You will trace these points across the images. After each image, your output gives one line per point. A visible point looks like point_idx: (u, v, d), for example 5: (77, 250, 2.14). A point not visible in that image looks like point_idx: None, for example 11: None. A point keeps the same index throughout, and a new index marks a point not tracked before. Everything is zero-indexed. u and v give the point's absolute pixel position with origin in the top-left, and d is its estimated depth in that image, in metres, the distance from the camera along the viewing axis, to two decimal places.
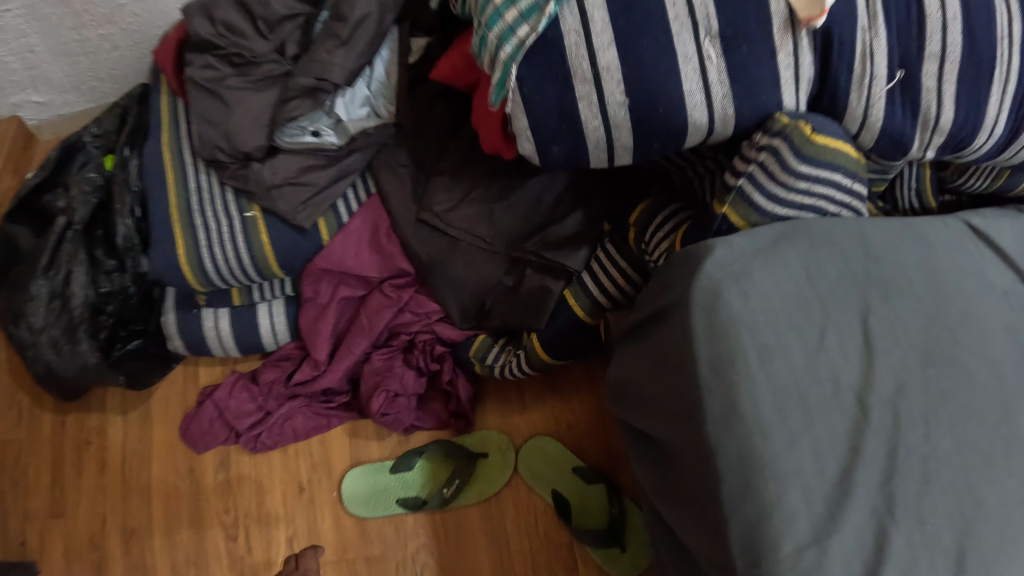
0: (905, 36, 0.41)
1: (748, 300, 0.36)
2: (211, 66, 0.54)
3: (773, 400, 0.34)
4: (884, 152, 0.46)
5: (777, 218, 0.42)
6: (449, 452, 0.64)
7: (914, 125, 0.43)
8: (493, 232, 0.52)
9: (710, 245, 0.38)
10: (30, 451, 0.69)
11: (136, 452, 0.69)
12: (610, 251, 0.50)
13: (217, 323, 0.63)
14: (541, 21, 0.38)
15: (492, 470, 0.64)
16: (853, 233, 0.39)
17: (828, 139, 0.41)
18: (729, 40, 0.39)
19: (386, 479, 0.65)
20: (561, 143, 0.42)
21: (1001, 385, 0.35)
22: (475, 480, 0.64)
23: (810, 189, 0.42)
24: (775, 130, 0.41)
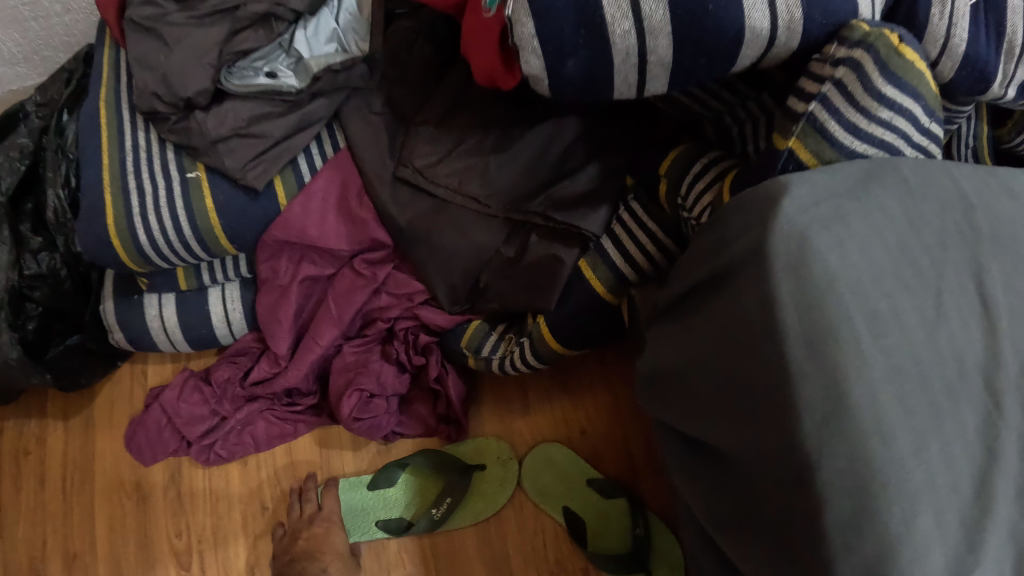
0: None
1: (845, 252, 0.26)
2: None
3: (893, 387, 0.25)
4: (959, 91, 0.37)
5: (856, 156, 0.32)
6: (438, 461, 0.54)
7: (1000, 51, 0.36)
8: (487, 190, 0.42)
9: (786, 181, 0.28)
10: None
11: (76, 466, 0.59)
12: (633, 213, 0.40)
13: (161, 311, 0.53)
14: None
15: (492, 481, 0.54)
16: (961, 166, 0.29)
17: (914, 60, 0.32)
18: None
19: (366, 499, 0.54)
20: (578, 57, 0.32)
21: None
22: (473, 493, 0.53)
23: (892, 121, 0.32)
24: (855, 39, 0.32)
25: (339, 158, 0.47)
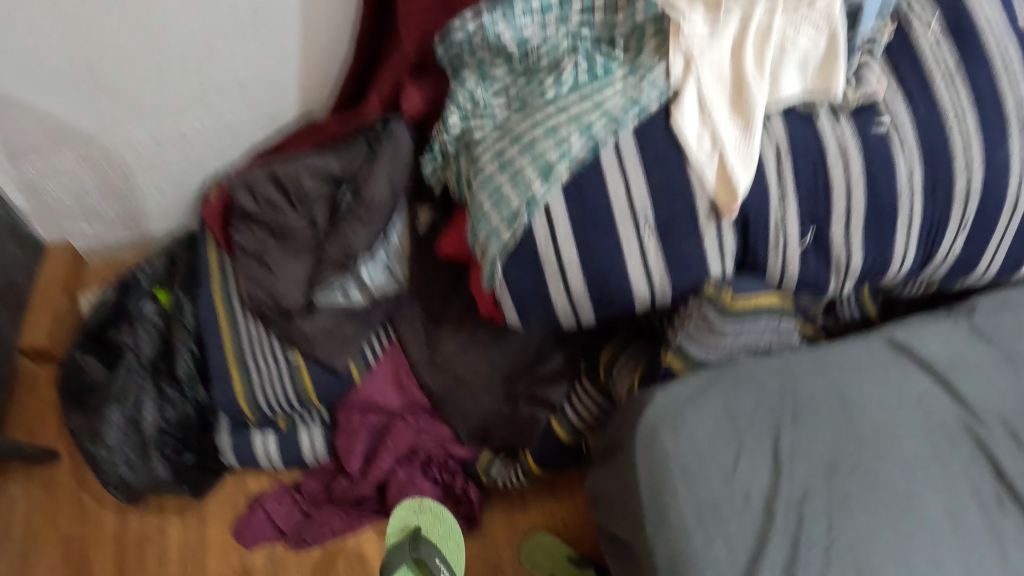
0: (814, 202, 0.57)
1: (680, 435, 0.52)
2: (256, 237, 0.69)
3: (703, 500, 0.49)
4: (807, 287, 0.61)
5: (708, 360, 0.58)
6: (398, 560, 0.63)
7: (829, 271, 0.60)
8: (492, 370, 0.68)
9: (655, 394, 0.55)
10: (92, 547, 0.81)
11: (190, 546, 0.81)
12: (580, 392, 0.67)
13: (265, 442, 0.76)
14: (516, 228, 0.55)
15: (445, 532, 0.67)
16: (774, 374, 0.55)
17: (744, 301, 0.56)
18: (658, 226, 0.54)
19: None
20: (535, 310, 0.58)
21: (870, 486, 0.49)
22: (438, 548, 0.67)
23: (734, 337, 0.57)
24: (703, 297, 0.56)
25: (392, 350, 0.71)
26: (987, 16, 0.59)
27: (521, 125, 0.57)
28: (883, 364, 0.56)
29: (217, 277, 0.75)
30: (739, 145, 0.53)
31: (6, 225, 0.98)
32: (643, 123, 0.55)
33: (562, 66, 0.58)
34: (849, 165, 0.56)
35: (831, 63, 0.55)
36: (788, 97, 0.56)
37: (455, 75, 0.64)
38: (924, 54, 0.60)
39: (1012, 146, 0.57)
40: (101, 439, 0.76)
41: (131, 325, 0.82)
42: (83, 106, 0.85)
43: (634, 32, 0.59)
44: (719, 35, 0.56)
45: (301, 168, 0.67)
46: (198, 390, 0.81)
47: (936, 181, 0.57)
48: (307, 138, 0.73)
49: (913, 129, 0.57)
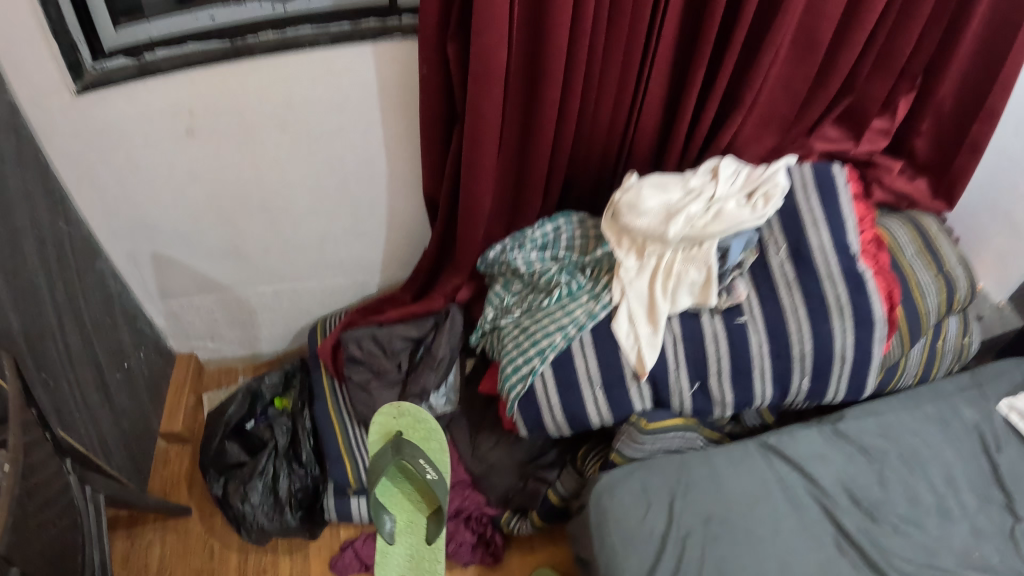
0: (698, 367, 1.03)
1: (622, 500, 1.00)
2: (364, 374, 1.20)
3: (628, 534, 0.97)
4: (704, 410, 1.06)
5: (639, 456, 1.07)
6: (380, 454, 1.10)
7: (712, 404, 1.05)
8: (512, 460, 1.19)
9: (608, 480, 1.02)
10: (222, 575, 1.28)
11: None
12: (562, 476, 1.16)
13: (360, 502, 1.26)
14: (527, 382, 1.06)
15: (417, 425, 1.13)
16: (678, 471, 1.03)
17: (655, 424, 1.05)
18: (603, 384, 1.04)
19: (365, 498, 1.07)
20: (533, 426, 1.08)
21: (729, 525, 0.97)
22: (411, 437, 1.14)
23: (653, 443, 1.05)
24: (632, 422, 1.06)
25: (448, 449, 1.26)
26: (818, 247, 1.03)
27: (534, 329, 1.08)
28: (740, 463, 1.06)
29: (330, 396, 1.30)
30: (648, 339, 1.02)
31: (157, 343, 1.45)
32: (596, 325, 1.06)
33: (555, 287, 1.11)
34: (717, 345, 1.02)
35: (706, 288, 1.01)
36: (681, 308, 1.03)
37: (497, 285, 1.20)
38: (776, 272, 1.04)
39: (833, 326, 0.99)
40: (248, 499, 1.21)
41: (269, 425, 1.31)
42: (234, 270, 1.35)
43: (597, 264, 1.12)
44: (642, 268, 1.06)
45: (394, 334, 1.20)
46: (312, 467, 1.26)
47: (782, 350, 1.01)
48: (396, 312, 1.26)
49: (762, 322, 1.02)
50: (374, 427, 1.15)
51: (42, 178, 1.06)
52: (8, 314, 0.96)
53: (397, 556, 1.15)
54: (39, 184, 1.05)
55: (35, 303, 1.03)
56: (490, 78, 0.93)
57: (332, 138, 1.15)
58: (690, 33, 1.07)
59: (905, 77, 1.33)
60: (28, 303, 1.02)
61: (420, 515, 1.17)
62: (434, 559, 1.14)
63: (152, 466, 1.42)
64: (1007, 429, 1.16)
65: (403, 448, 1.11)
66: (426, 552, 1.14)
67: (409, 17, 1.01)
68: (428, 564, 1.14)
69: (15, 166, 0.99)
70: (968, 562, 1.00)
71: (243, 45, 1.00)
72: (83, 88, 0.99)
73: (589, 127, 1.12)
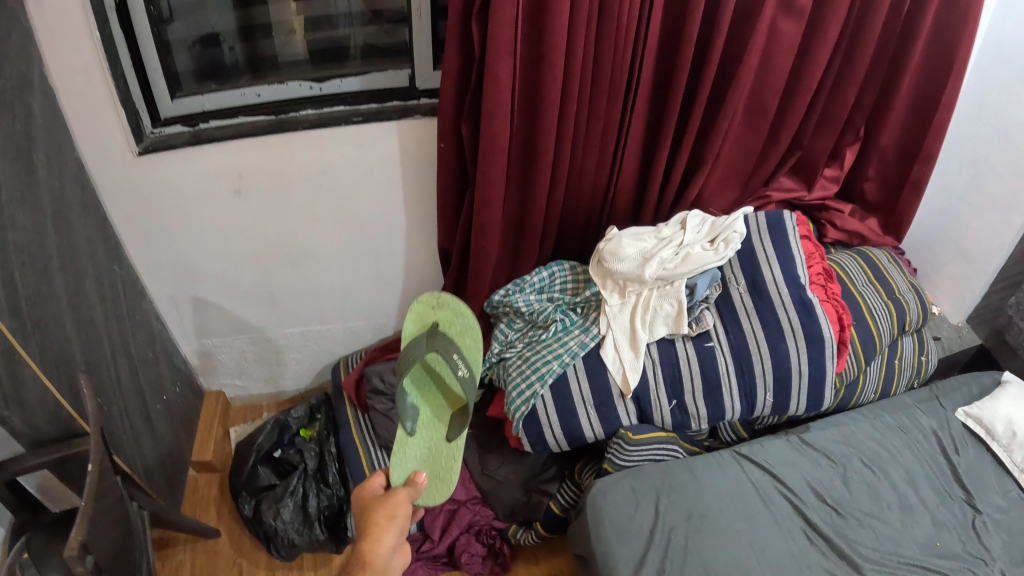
0: (675, 386, 1.22)
1: (616, 499, 1.16)
2: (385, 403, 1.45)
3: (622, 529, 1.13)
4: (683, 424, 1.24)
5: (625, 464, 1.22)
6: (417, 341, 1.15)
7: (690, 418, 1.23)
8: (519, 476, 1.36)
9: (602, 482, 1.19)
10: None
11: None
12: (563, 488, 1.31)
13: None
14: (529, 403, 1.23)
15: (456, 320, 1.20)
16: (663, 475, 1.19)
17: (639, 435, 1.21)
18: (594, 403, 1.22)
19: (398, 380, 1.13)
20: (536, 441, 1.25)
21: (708, 521, 1.13)
22: (448, 329, 1.20)
23: (636, 454, 1.21)
24: (620, 435, 1.21)
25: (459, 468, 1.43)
26: (772, 282, 1.24)
27: (534, 358, 1.26)
28: (717, 467, 1.23)
29: (355, 425, 1.50)
30: (631, 362, 1.22)
31: (190, 380, 1.65)
32: (587, 353, 1.25)
33: (551, 322, 1.31)
34: (691, 366, 1.21)
35: (678, 318, 1.21)
36: (659, 336, 1.23)
37: (502, 323, 1.38)
38: (738, 304, 1.25)
39: (789, 344, 1.19)
40: (280, 516, 1.40)
41: (299, 451, 1.50)
42: (263, 312, 1.59)
43: (586, 303, 1.32)
44: (626, 303, 1.26)
45: None
46: (337, 487, 1.44)
47: (746, 368, 1.20)
48: None
49: (729, 346, 1.22)
50: (412, 315, 1.22)
51: (101, 227, 1.30)
52: (69, 331, 1.17)
53: (415, 450, 1.20)
54: (99, 230, 1.29)
55: (93, 335, 1.24)
56: (497, 149, 1.19)
57: (356, 196, 1.42)
58: (656, 110, 1.32)
59: (849, 130, 1.53)
60: (90, 333, 1.23)
61: (443, 411, 1.23)
62: (453, 457, 1.20)
63: (184, 491, 1.59)
64: (962, 433, 1.35)
65: (438, 340, 1.16)
66: (445, 449, 1.21)
67: (424, 100, 1.33)
68: (444, 463, 1.20)
69: (82, 215, 1.23)
70: (929, 551, 1.16)
71: (287, 118, 1.29)
72: (143, 149, 1.24)
73: (579, 186, 1.36)
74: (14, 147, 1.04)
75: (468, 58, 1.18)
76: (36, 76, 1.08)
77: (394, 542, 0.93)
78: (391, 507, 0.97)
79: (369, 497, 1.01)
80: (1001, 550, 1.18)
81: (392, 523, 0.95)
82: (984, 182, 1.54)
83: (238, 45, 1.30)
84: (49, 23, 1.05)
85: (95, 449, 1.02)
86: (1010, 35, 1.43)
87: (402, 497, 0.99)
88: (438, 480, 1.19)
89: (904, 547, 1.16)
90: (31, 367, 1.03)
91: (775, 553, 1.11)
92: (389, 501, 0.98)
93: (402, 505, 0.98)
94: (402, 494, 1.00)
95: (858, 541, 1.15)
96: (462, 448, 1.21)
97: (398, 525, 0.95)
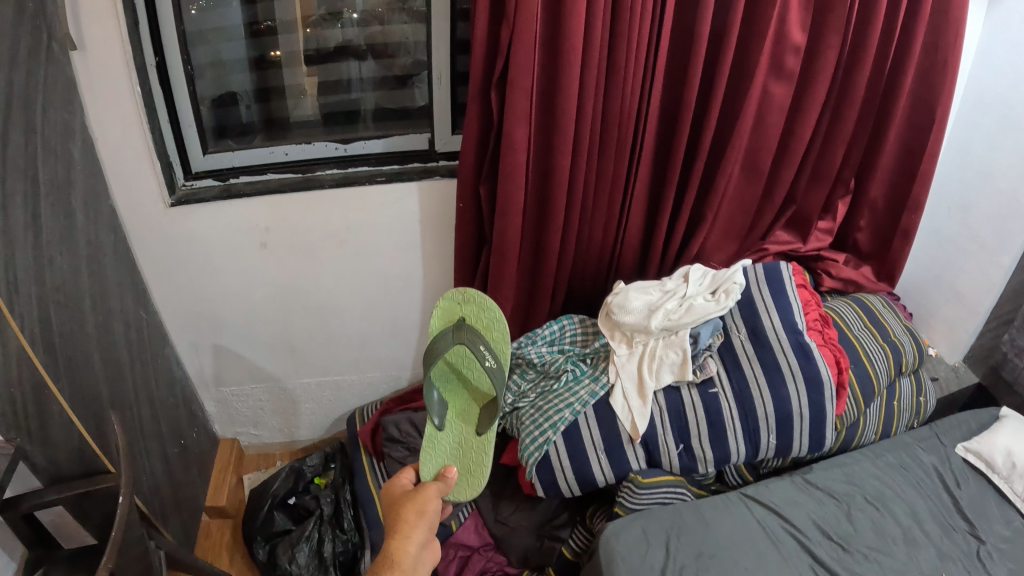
0: (681, 430, 1.27)
1: (627, 539, 1.20)
2: (401, 451, 1.49)
3: (636, 567, 1.16)
4: (691, 468, 1.28)
5: (636, 507, 1.26)
6: (444, 336, 1.22)
7: (698, 462, 1.27)
8: (531, 522, 1.39)
9: (614, 523, 1.23)
10: None
11: None
12: (575, 534, 1.35)
13: None
14: (542, 449, 1.27)
15: (482, 314, 1.25)
16: (673, 517, 1.23)
17: (648, 477, 1.26)
18: (605, 448, 1.26)
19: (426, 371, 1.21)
20: (550, 487, 1.29)
21: (717, 558, 1.17)
22: (475, 323, 1.26)
23: (646, 496, 1.25)
24: (631, 480, 1.26)
25: (472, 515, 1.47)
26: (771, 328, 1.30)
27: (547, 407, 1.31)
28: (725, 507, 1.27)
29: (370, 472, 1.54)
30: (640, 409, 1.26)
31: (207, 428, 1.69)
32: (597, 401, 1.29)
33: (563, 372, 1.36)
34: (696, 411, 1.26)
35: (683, 366, 1.27)
36: (665, 384, 1.28)
37: (514, 374, 1.43)
38: (740, 351, 1.31)
39: (790, 388, 1.24)
40: (295, 560, 1.43)
41: (315, 497, 1.54)
42: (280, 361, 1.65)
43: (595, 353, 1.38)
44: (633, 353, 1.32)
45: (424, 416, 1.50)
46: (352, 533, 1.48)
47: (749, 412, 1.25)
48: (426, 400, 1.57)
49: (732, 391, 1.27)
50: (439, 310, 1.29)
51: (128, 274, 1.37)
52: (96, 371, 1.23)
53: (446, 442, 1.27)
54: (129, 277, 1.37)
55: (117, 376, 1.29)
56: (513, 207, 1.27)
57: (371, 250, 1.48)
58: (658, 169, 1.40)
59: (841, 183, 1.60)
60: (115, 374, 1.29)
61: (473, 406, 1.30)
62: (482, 449, 1.27)
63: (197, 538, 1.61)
64: (963, 466, 1.39)
65: (465, 334, 1.22)
66: (475, 442, 1.27)
67: (443, 161, 1.41)
68: (474, 456, 1.27)
69: (114, 258, 1.31)
70: None
71: (313, 176, 1.38)
72: (174, 201, 1.34)
73: (587, 245, 1.43)
74: (56, 191, 1.14)
75: (485, 123, 1.26)
76: (78, 129, 1.19)
77: (424, 539, 0.97)
78: (421, 503, 1.02)
79: (400, 494, 1.06)
80: None
81: (422, 518, 1.00)
82: (971, 225, 1.61)
83: (255, 104, 1.38)
84: (92, 76, 1.17)
85: (123, 483, 1.09)
86: (990, 86, 1.51)
87: (431, 493, 1.04)
88: (469, 472, 1.26)
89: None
90: (58, 402, 1.08)
91: None
92: (419, 497, 1.03)
93: (431, 502, 1.03)
94: (432, 490, 1.05)
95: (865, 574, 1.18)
96: (492, 440, 1.27)
97: (428, 520, 1.00)
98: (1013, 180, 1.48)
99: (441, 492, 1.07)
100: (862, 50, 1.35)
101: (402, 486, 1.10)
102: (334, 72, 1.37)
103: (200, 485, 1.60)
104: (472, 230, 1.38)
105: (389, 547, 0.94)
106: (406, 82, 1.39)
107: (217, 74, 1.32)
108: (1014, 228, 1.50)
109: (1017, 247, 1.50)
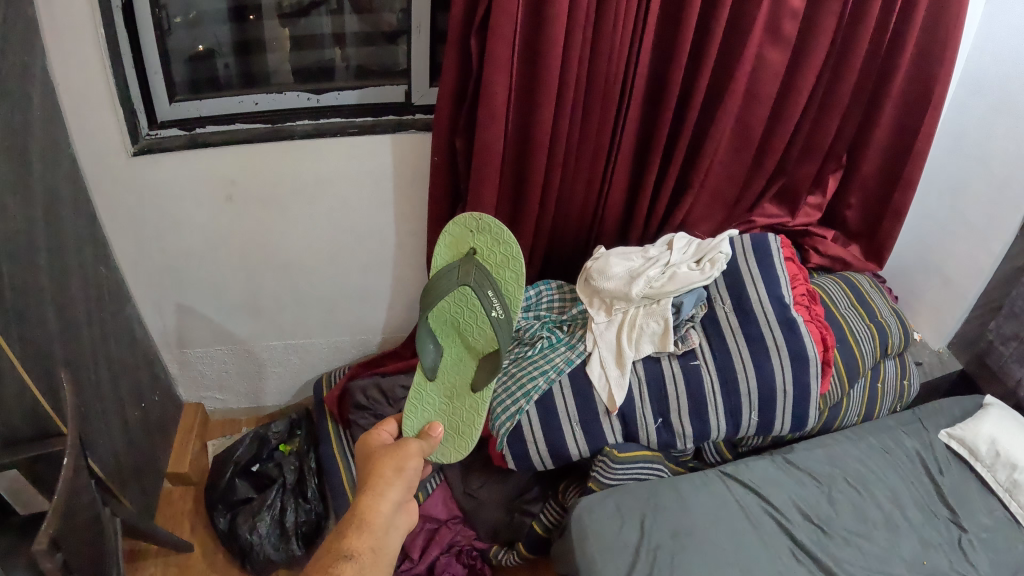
0: (661, 404, 1.22)
1: (602, 517, 1.15)
2: (366, 418, 1.44)
3: (607, 545, 1.11)
4: (668, 444, 1.24)
5: (609, 482, 1.21)
6: (449, 273, 1.14)
7: (675, 438, 1.22)
8: (500, 496, 1.35)
9: (585, 502, 1.17)
10: None
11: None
12: (547, 509, 1.30)
13: None
14: (514, 419, 1.22)
15: (494, 248, 1.16)
16: (649, 494, 1.18)
17: (624, 452, 1.21)
18: (580, 420, 1.22)
19: (425, 309, 1.13)
20: (523, 460, 1.24)
21: (693, 538, 1.13)
22: (485, 259, 1.17)
23: (620, 470, 1.20)
24: (606, 452, 1.21)
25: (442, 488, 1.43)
26: (757, 299, 1.25)
27: (521, 375, 1.26)
28: (702, 486, 1.22)
29: (335, 440, 1.49)
30: (617, 380, 1.21)
31: (170, 391, 1.63)
32: (573, 369, 1.25)
33: (537, 339, 1.31)
34: (677, 383, 1.21)
35: (664, 336, 1.22)
36: (645, 354, 1.23)
37: None
38: (723, 322, 1.26)
39: (773, 363, 1.19)
40: (255, 530, 1.38)
41: (278, 464, 1.49)
42: (247, 323, 1.58)
43: (572, 321, 1.34)
44: (612, 321, 1.28)
45: (394, 384, 1.45)
46: (315, 503, 1.44)
47: (731, 386, 1.20)
48: (394, 366, 1.52)
49: (714, 363, 1.22)
50: (448, 238, 1.18)
51: (88, 226, 1.29)
52: (51, 329, 1.15)
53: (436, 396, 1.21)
54: (89, 231, 1.29)
55: (74, 334, 1.22)
56: (489, 164, 1.21)
57: (342, 209, 1.42)
58: (646, 132, 1.34)
59: (832, 158, 1.54)
60: (70, 332, 1.21)
61: (471, 359, 1.22)
62: (475, 409, 1.20)
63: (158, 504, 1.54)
64: (946, 454, 1.35)
65: (472, 272, 1.15)
66: (468, 400, 1.20)
67: (419, 115, 1.33)
68: (466, 416, 1.20)
69: (72, 209, 1.23)
70: (916, 569, 1.15)
71: (284, 127, 1.30)
72: (137, 150, 1.25)
73: (567, 207, 1.38)
74: (11, 136, 1.05)
75: (463, 75, 1.20)
76: (37, 70, 1.10)
77: (400, 498, 0.91)
78: (399, 459, 0.96)
79: (378, 448, 1.00)
80: (987, 566, 1.18)
81: (399, 475, 0.93)
82: (963, 207, 1.56)
83: (233, 61, 1.30)
84: (54, 17, 1.08)
85: (71, 444, 1.03)
86: (988, 69, 1.45)
87: (413, 451, 0.98)
88: (457, 432, 1.21)
89: (890, 563, 1.15)
90: (9, 363, 1.01)
91: (762, 569, 1.11)
92: (399, 453, 0.97)
93: (411, 459, 0.97)
94: (413, 448, 0.98)
95: (844, 558, 1.15)
96: (486, 399, 1.20)
97: (406, 479, 0.94)
98: (1008, 167, 1.43)
99: (423, 451, 1.01)
100: (860, 21, 1.29)
101: (380, 440, 1.04)
102: (309, 28, 1.30)
103: (160, 448, 1.54)
104: (447, 186, 1.33)
105: (359, 506, 0.88)
106: (395, 41, 1.31)
107: (191, 25, 1.24)
108: (1008, 210, 1.44)
109: (1009, 232, 1.45)
